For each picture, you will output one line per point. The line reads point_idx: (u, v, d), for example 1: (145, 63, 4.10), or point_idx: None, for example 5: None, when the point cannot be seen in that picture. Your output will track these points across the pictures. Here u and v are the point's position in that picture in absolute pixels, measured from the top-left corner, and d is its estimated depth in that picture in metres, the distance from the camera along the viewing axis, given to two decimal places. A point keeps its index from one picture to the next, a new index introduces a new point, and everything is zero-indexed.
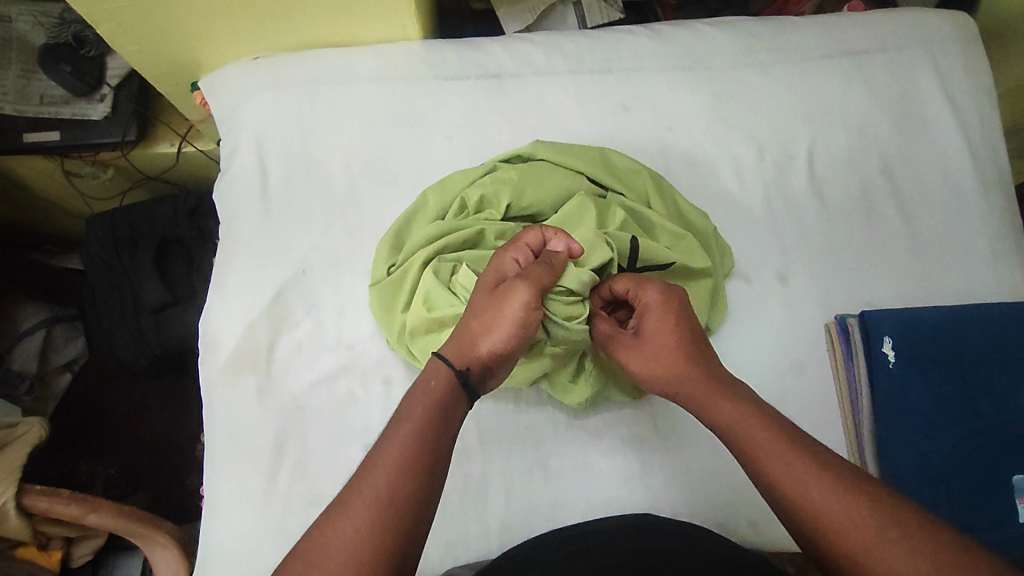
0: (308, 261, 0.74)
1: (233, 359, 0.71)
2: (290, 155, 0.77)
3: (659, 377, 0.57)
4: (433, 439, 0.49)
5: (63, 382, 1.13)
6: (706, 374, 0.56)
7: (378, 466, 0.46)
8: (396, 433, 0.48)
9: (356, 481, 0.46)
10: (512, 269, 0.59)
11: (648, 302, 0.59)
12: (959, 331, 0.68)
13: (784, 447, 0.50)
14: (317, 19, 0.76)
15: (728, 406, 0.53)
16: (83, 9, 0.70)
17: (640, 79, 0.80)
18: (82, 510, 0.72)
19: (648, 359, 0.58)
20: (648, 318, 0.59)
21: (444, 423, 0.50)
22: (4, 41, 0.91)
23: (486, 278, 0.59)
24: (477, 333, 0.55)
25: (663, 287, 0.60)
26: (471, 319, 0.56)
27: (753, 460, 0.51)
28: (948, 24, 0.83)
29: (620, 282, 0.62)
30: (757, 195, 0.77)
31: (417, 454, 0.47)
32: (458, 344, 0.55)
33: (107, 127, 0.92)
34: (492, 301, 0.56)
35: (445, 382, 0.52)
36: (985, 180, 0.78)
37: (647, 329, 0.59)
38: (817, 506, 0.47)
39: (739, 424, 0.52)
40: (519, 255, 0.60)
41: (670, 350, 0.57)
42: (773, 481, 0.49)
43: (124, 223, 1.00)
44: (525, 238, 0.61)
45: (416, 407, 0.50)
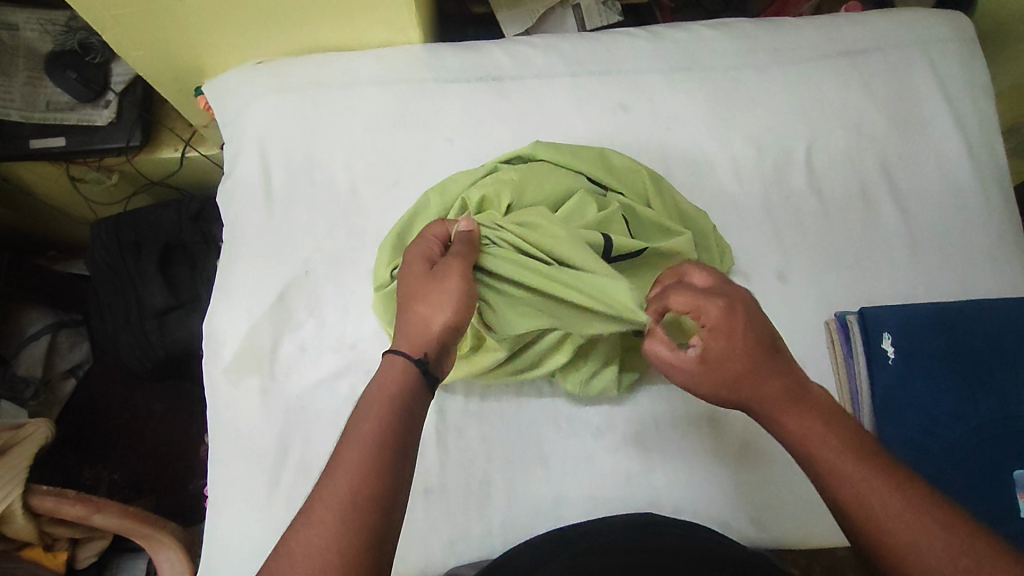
0: (311, 262, 0.74)
1: (237, 359, 0.71)
2: (293, 158, 0.78)
3: (728, 402, 0.53)
4: (394, 436, 0.47)
5: (68, 386, 1.15)
6: (778, 390, 0.51)
7: (342, 468, 0.45)
8: (359, 433, 0.47)
9: (320, 486, 0.45)
10: (431, 254, 0.59)
11: (711, 324, 0.53)
12: (958, 327, 0.68)
13: (848, 462, 0.46)
14: (319, 24, 0.77)
15: (796, 425, 0.50)
16: (89, 15, 0.71)
17: (639, 80, 0.81)
18: (86, 511, 0.73)
19: (711, 386, 0.53)
20: (713, 341, 0.52)
21: (406, 419, 0.49)
22: (11, 49, 0.92)
23: (413, 267, 0.58)
24: (426, 317, 0.54)
25: (731, 306, 0.53)
26: (416, 307, 0.55)
27: (819, 472, 0.47)
28: (945, 23, 0.84)
29: (680, 298, 0.55)
30: (755, 194, 0.78)
31: (382, 453, 0.46)
32: (411, 334, 0.54)
33: (112, 133, 0.93)
34: (430, 286, 0.56)
35: (401, 376, 0.51)
36: (983, 177, 0.79)
37: (711, 355, 0.53)
38: (887, 524, 0.43)
39: (805, 440, 0.49)
40: (431, 243, 0.60)
41: (737, 375, 0.52)
42: (840, 499, 0.46)
43: (128, 227, 1.01)
44: (430, 231, 0.61)
45: (376, 407, 0.49)
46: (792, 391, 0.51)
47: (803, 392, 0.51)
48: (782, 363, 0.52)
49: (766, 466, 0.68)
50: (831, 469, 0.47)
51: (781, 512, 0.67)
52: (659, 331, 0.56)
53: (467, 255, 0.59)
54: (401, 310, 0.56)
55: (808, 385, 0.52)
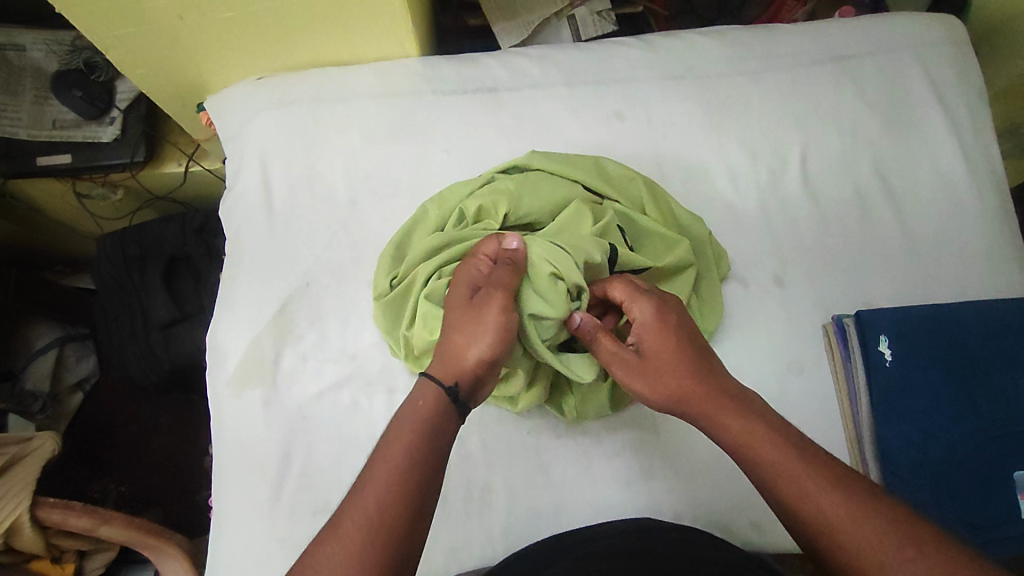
0: (312, 274, 0.75)
1: (240, 371, 0.72)
2: (294, 172, 0.79)
3: (664, 395, 0.57)
4: (423, 460, 0.49)
5: (75, 400, 1.16)
6: (714, 391, 0.55)
7: (368, 490, 0.47)
8: (386, 455, 0.49)
9: (347, 506, 0.47)
10: (479, 277, 0.61)
11: (642, 317, 0.59)
12: (956, 328, 0.68)
13: (793, 464, 0.50)
14: (318, 39, 0.79)
15: (736, 422, 0.53)
16: (94, 36, 0.72)
17: (634, 89, 0.82)
18: (93, 523, 0.73)
19: (646, 379, 0.58)
20: (647, 334, 0.59)
21: (437, 440, 0.51)
22: (19, 68, 0.94)
23: (459, 289, 0.60)
24: (462, 346, 0.57)
25: (657, 301, 0.60)
26: (454, 334, 0.57)
27: (767, 476, 0.50)
28: (937, 26, 0.84)
29: (618, 288, 0.61)
30: (752, 200, 0.79)
31: (412, 476, 0.48)
32: (446, 362, 0.56)
33: (116, 149, 0.95)
34: (472, 315, 0.58)
35: (432, 402, 0.53)
36: (978, 179, 0.79)
37: (647, 346, 0.59)
38: (833, 524, 0.47)
39: (748, 442, 0.52)
40: (481, 264, 0.62)
41: (674, 363, 0.57)
42: (783, 498, 0.49)
43: (133, 241, 1.02)
44: (483, 248, 0.63)
45: (407, 427, 0.51)
46: (722, 386, 0.56)
47: (731, 387, 0.56)
48: (706, 361, 0.58)
49: None
50: (777, 474, 0.50)
51: None
52: (600, 326, 0.60)
53: (511, 283, 0.60)
54: (443, 333, 0.59)
55: (745, 393, 0.56)
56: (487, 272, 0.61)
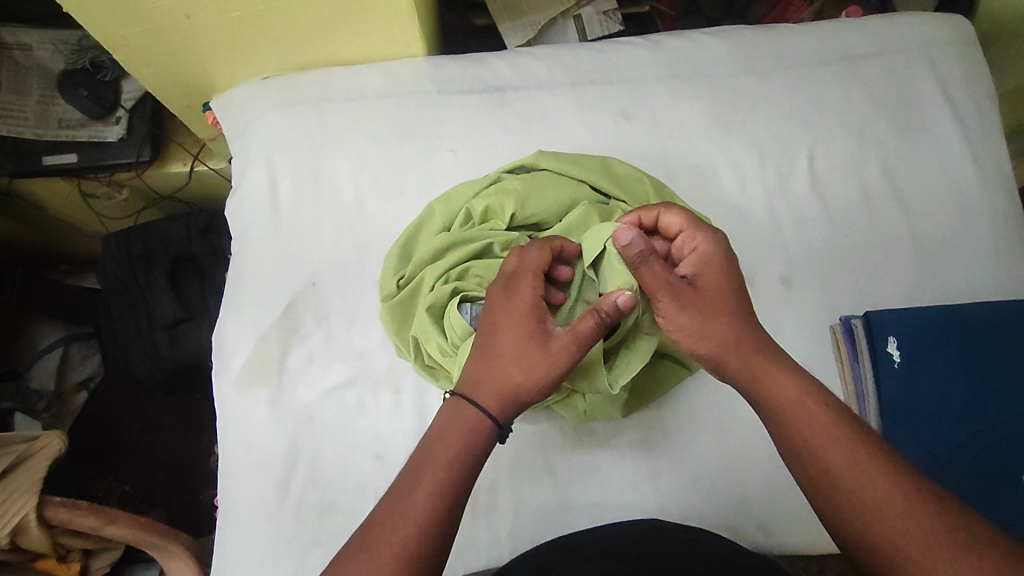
0: (319, 273, 0.75)
1: (246, 370, 0.72)
2: (300, 171, 0.79)
3: (722, 335, 0.54)
4: (458, 490, 0.49)
5: (79, 399, 1.16)
6: (761, 344, 0.54)
7: (405, 514, 0.47)
8: (426, 481, 0.49)
9: (380, 525, 0.47)
10: (536, 303, 0.56)
11: (705, 249, 0.58)
12: (964, 328, 0.68)
13: (841, 433, 0.49)
14: (324, 39, 0.79)
15: (789, 385, 0.52)
16: (101, 35, 0.72)
17: (640, 89, 0.82)
18: (99, 522, 0.73)
19: (699, 313, 0.55)
20: (705, 268, 0.57)
21: (452, 505, 0.49)
22: (25, 68, 0.94)
23: (517, 316, 0.55)
24: (516, 380, 0.53)
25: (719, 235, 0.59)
26: (512, 367, 0.54)
27: (811, 448, 0.49)
28: (945, 26, 0.84)
29: (677, 219, 0.60)
30: (759, 201, 0.78)
31: (448, 506, 0.49)
32: (498, 393, 0.53)
33: (121, 148, 0.95)
34: (536, 350, 0.54)
35: (480, 435, 0.52)
36: (987, 180, 0.79)
37: (704, 280, 0.57)
38: (874, 502, 0.46)
39: (797, 407, 0.51)
40: (536, 286, 0.57)
41: (728, 301, 0.55)
42: (831, 471, 0.48)
43: (138, 241, 1.02)
44: (537, 264, 0.58)
45: (418, 495, 0.48)
46: (763, 336, 0.55)
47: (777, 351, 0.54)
48: (751, 309, 0.56)
49: (773, 472, 0.68)
50: (819, 443, 0.49)
51: (790, 516, 0.67)
52: (652, 252, 0.55)
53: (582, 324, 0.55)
54: (495, 359, 0.54)
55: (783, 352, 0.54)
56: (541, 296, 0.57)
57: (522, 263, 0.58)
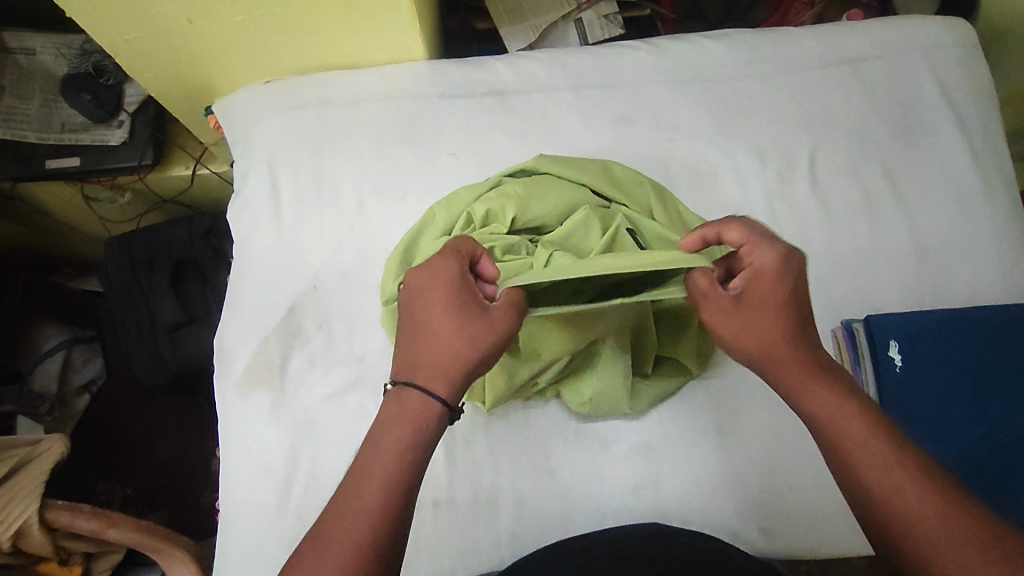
0: (320, 277, 0.75)
1: (247, 374, 0.72)
2: (300, 175, 0.79)
3: (762, 342, 0.53)
4: (406, 476, 0.48)
5: (81, 403, 1.16)
6: (806, 355, 0.52)
7: (354, 508, 0.46)
8: (372, 471, 0.48)
9: (333, 518, 0.46)
10: (463, 281, 0.54)
11: (763, 263, 0.54)
12: (967, 332, 0.68)
13: (873, 441, 0.48)
14: (326, 43, 0.79)
15: (823, 391, 0.51)
16: (103, 39, 0.72)
17: (641, 92, 0.82)
18: (102, 525, 0.73)
19: (745, 322, 0.53)
20: (755, 280, 0.54)
21: (400, 498, 0.47)
22: (28, 72, 0.95)
23: (446, 295, 0.53)
24: (461, 355, 0.52)
25: (785, 247, 0.54)
26: (449, 345, 0.52)
27: (843, 457, 0.48)
28: (948, 29, 0.84)
29: (735, 232, 0.56)
30: (759, 203, 0.78)
31: (395, 494, 0.47)
32: (444, 373, 0.52)
33: (125, 152, 0.95)
34: (469, 327, 0.52)
35: (428, 417, 0.51)
36: (989, 181, 0.79)
37: (752, 290, 0.54)
38: (908, 511, 0.45)
39: (833, 416, 0.49)
40: (460, 266, 0.55)
41: (780, 310, 0.53)
42: (861, 480, 0.47)
43: (140, 244, 1.03)
44: (460, 247, 0.56)
45: (364, 504, 0.46)
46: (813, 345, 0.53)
47: (820, 356, 0.53)
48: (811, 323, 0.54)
49: (774, 477, 0.68)
50: (853, 450, 0.48)
51: (791, 520, 0.67)
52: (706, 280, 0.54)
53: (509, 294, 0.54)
54: (429, 339, 0.53)
55: (832, 363, 0.53)
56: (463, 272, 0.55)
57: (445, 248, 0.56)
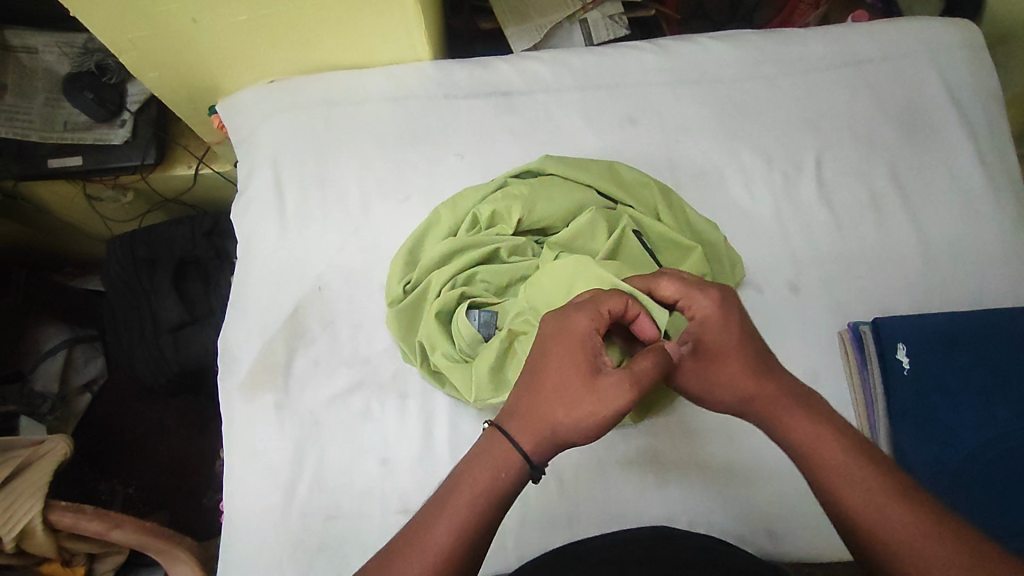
0: (324, 278, 0.75)
1: (252, 375, 0.72)
2: (305, 175, 0.79)
3: (732, 388, 0.53)
4: (481, 526, 0.48)
5: (83, 401, 1.16)
6: (783, 383, 0.53)
7: (426, 550, 0.47)
8: (450, 513, 0.48)
9: (401, 553, 0.47)
10: (593, 344, 0.51)
11: (704, 313, 0.55)
12: (973, 336, 0.68)
13: (852, 460, 0.48)
14: (331, 42, 0.78)
15: (802, 419, 0.51)
16: (108, 38, 0.72)
17: (647, 93, 0.82)
18: (105, 526, 0.72)
19: (712, 377, 0.54)
20: (703, 330, 0.54)
21: (471, 549, 0.48)
22: (31, 71, 0.94)
23: (571, 353, 0.51)
24: (563, 425, 0.50)
25: (720, 292, 0.55)
26: (559, 409, 0.50)
27: (824, 480, 0.49)
28: (954, 31, 0.84)
29: (667, 285, 0.56)
30: (765, 205, 0.78)
31: (467, 542, 0.47)
32: (539, 428, 0.50)
33: (127, 151, 0.95)
34: (582, 394, 0.50)
35: (512, 473, 0.50)
36: (995, 184, 0.79)
37: (707, 342, 0.54)
38: (885, 523, 0.45)
39: (815, 443, 0.49)
40: (596, 326, 0.52)
41: (742, 353, 0.53)
42: (844, 502, 0.47)
43: (143, 244, 1.02)
44: (608, 305, 0.53)
45: (436, 545, 0.47)
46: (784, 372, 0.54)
47: (791, 381, 0.53)
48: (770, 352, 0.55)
49: (780, 481, 0.68)
50: (834, 472, 0.48)
51: (796, 524, 0.67)
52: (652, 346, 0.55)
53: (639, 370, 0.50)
54: (540, 394, 0.51)
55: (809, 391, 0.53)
56: (596, 337, 0.51)
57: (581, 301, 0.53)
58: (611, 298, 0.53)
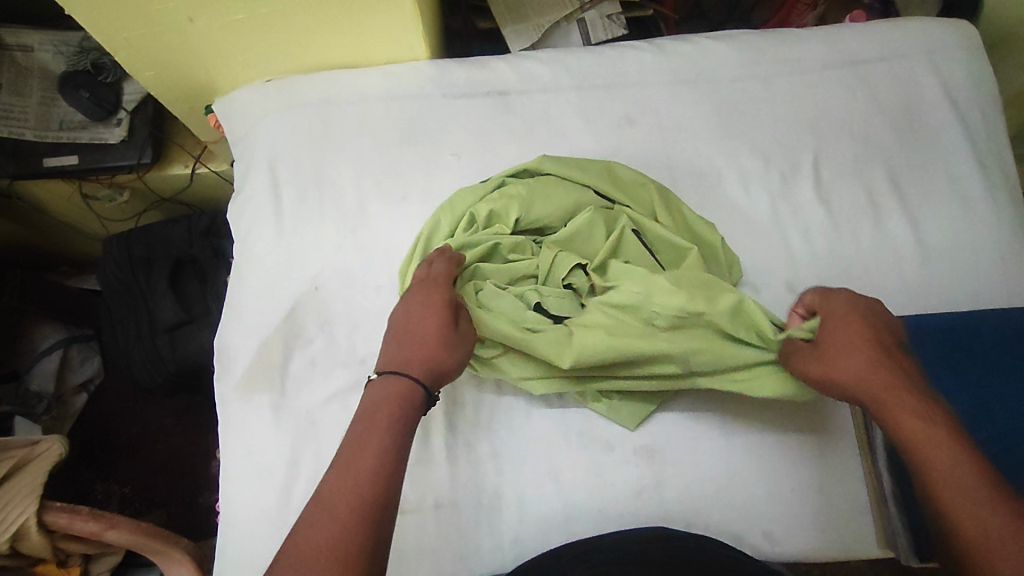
0: (321, 277, 0.75)
1: (248, 375, 0.72)
2: (303, 175, 0.79)
3: (847, 375, 0.55)
4: (397, 442, 0.52)
5: (79, 401, 1.16)
6: (900, 378, 0.53)
7: (349, 471, 0.49)
8: (369, 436, 0.51)
9: (332, 480, 0.49)
10: (448, 298, 0.61)
11: (836, 312, 0.59)
12: (968, 336, 0.65)
13: (952, 462, 0.48)
14: (328, 41, 0.78)
15: (911, 415, 0.51)
16: (103, 37, 0.72)
17: (644, 93, 0.82)
18: (100, 527, 0.73)
19: (833, 361, 0.56)
20: (834, 325, 0.58)
21: (394, 464, 0.50)
22: (26, 70, 0.94)
23: (435, 306, 0.60)
24: (444, 357, 0.58)
25: (859, 298, 0.59)
26: (438, 346, 0.58)
27: (922, 478, 0.49)
28: (952, 32, 0.84)
29: (808, 297, 0.62)
30: (762, 205, 0.78)
31: (390, 456, 0.51)
32: (428, 365, 0.57)
33: (123, 151, 0.94)
34: (453, 334, 0.60)
35: (412, 397, 0.55)
36: (992, 184, 0.79)
37: (831, 334, 0.58)
38: (973, 523, 0.45)
39: (916, 437, 0.50)
40: (444, 286, 0.62)
41: (863, 344, 0.56)
42: (938, 501, 0.48)
43: (139, 244, 1.02)
44: (444, 270, 0.64)
45: (362, 465, 0.49)
46: (910, 371, 0.54)
47: (913, 380, 0.54)
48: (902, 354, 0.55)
49: (778, 480, 0.68)
50: (930, 472, 0.48)
51: (794, 524, 0.67)
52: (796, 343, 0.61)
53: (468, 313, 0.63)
54: (416, 340, 0.58)
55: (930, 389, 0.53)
56: (448, 292, 0.62)
57: (441, 265, 0.64)
58: (449, 260, 0.65)
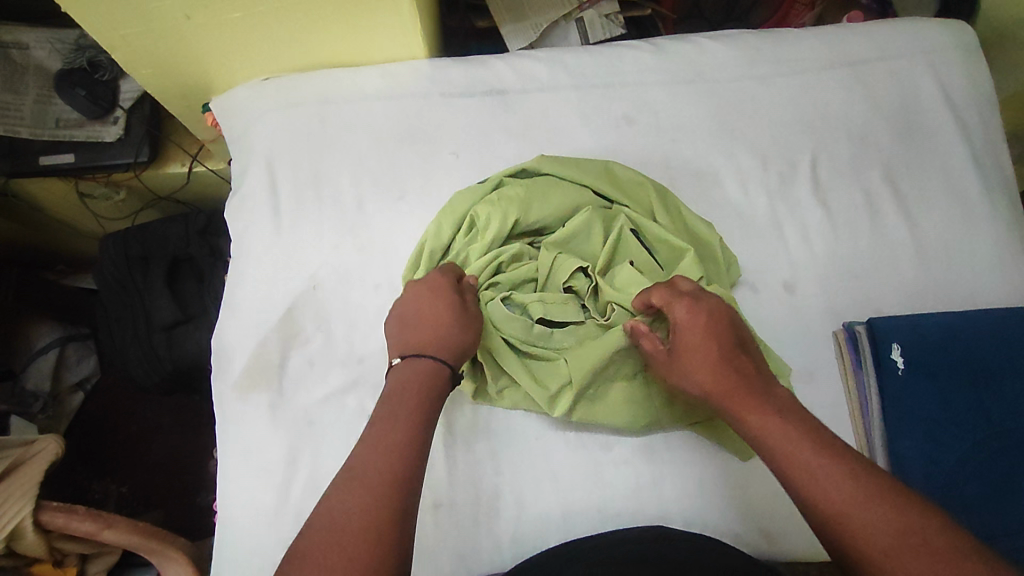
0: (319, 276, 0.75)
1: (246, 375, 0.71)
2: (300, 174, 0.78)
3: (704, 385, 0.56)
4: (427, 422, 0.52)
5: (75, 400, 1.15)
6: (750, 380, 0.55)
7: (379, 444, 0.49)
8: (399, 412, 0.52)
9: (363, 452, 0.49)
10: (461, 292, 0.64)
11: (679, 316, 0.59)
12: (964, 336, 0.68)
13: (806, 453, 0.48)
14: (326, 39, 0.78)
15: (757, 414, 0.52)
16: (99, 35, 0.72)
17: (643, 92, 0.82)
18: (97, 526, 0.72)
19: (691, 371, 0.57)
20: (681, 331, 0.59)
21: (424, 440, 0.51)
22: (21, 67, 0.93)
23: (451, 298, 0.62)
24: (466, 340, 0.60)
25: (703, 296, 0.60)
26: (461, 332, 0.60)
27: (782, 473, 0.49)
28: (948, 33, 0.84)
29: (652, 296, 0.62)
30: (760, 204, 0.78)
31: (421, 432, 0.51)
32: (452, 348, 0.59)
33: (119, 149, 0.94)
34: (470, 321, 0.62)
35: (440, 380, 0.56)
36: (988, 184, 0.79)
37: (681, 340, 0.58)
38: (837, 512, 0.45)
39: (765, 434, 0.51)
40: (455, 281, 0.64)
41: (707, 350, 0.57)
42: (803, 495, 0.47)
43: (136, 241, 1.01)
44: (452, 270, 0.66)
45: (393, 440, 0.50)
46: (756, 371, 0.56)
47: (761, 380, 0.55)
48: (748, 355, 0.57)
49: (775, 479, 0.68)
50: (790, 468, 0.49)
51: (791, 523, 0.67)
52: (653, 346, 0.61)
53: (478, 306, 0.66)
54: (436, 327, 0.60)
55: (772, 386, 0.55)
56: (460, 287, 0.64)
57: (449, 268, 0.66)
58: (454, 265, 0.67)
